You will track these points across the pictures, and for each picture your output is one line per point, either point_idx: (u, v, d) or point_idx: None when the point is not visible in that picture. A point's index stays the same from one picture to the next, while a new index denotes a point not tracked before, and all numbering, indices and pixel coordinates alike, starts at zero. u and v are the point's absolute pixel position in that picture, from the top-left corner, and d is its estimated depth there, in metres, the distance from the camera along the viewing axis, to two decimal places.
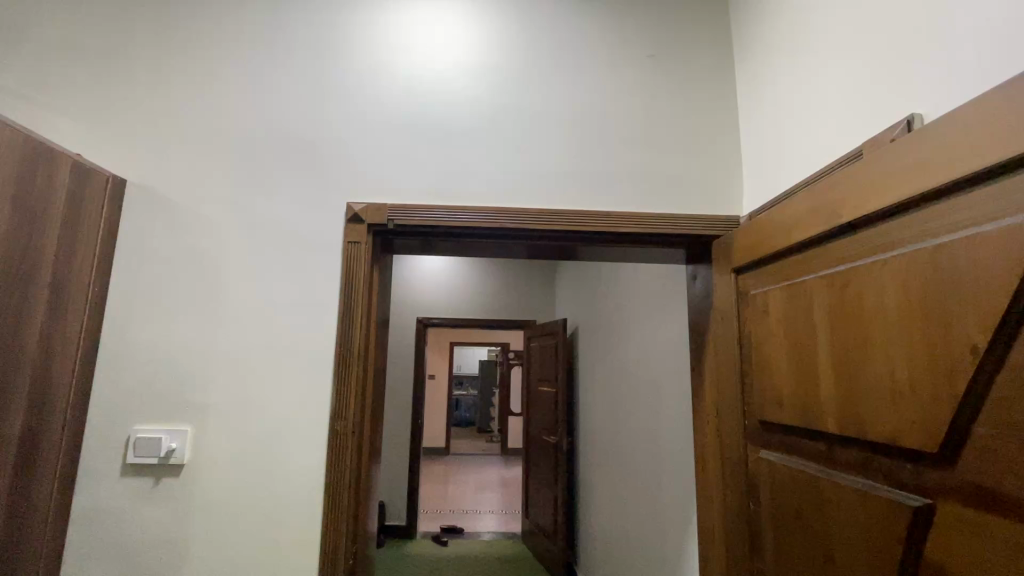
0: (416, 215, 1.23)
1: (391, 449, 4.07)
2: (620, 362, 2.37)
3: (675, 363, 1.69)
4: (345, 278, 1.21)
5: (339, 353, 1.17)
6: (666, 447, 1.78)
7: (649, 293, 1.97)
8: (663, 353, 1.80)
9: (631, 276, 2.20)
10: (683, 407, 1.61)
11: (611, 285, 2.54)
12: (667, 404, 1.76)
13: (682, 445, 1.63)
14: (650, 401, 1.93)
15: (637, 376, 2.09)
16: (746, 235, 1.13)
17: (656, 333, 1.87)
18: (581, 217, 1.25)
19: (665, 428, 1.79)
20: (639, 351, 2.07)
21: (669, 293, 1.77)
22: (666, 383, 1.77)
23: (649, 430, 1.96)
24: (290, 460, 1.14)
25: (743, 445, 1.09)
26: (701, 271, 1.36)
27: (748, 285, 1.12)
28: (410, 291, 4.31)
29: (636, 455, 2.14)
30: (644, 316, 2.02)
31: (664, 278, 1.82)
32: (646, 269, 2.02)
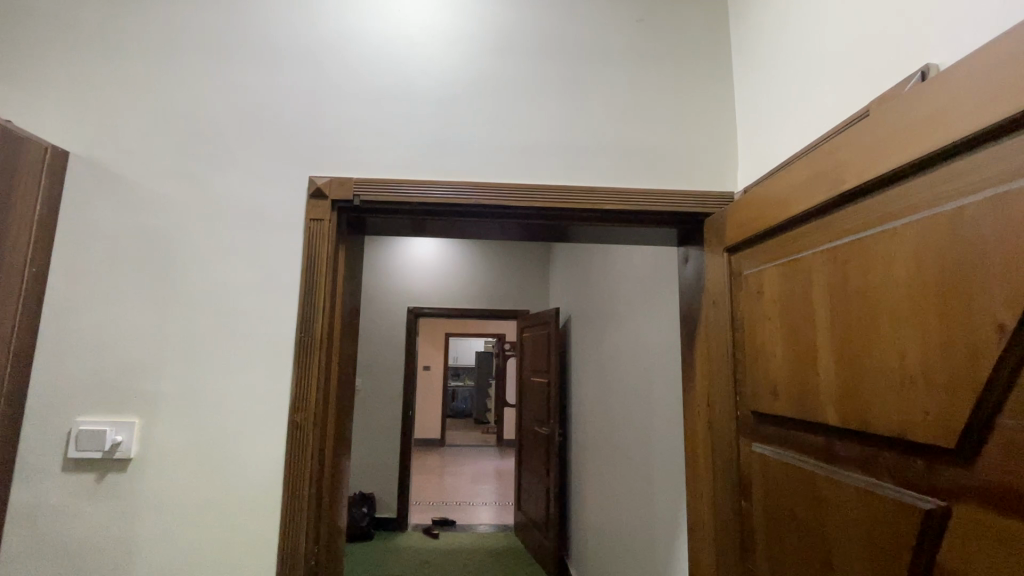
0: (384, 190, 1.14)
1: (381, 440, 4.00)
2: (613, 351, 2.29)
3: (667, 350, 1.60)
4: (306, 259, 1.11)
5: (299, 339, 1.08)
6: (658, 439, 1.70)
7: (643, 277, 1.88)
8: (656, 341, 1.72)
9: (625, 261, 2.11)
10: (676, 397, 1.53)
11: (605, 271, 2.45)
12: (659, 395, 1.68)
13: (674, 437, 1.55)
14: (643, 390, 1.85)
15: (630, 364, 2.01)
16: (741, 210, 1.04)
17: (649, 318, 1.79)
18: (563, 194, 1.16)
19: (656, 420, 1.71)
20: (632, 338, 1.98)
21: (662, 280, 1.68)
22: (658, 373, 1.69)
23: (641, 421, 1.88)
24: (247, 455, 1.06)
25: (736, 437, 1.01)
26: (693, 252, 1.27)
27: (742, 265, 1.03)
28: (402, 279, 4.20)
29: (627, 446, 2.06)
30: (638, 301, 1.94)
31: (657, 261, 1.73)
32: (639, 252, 1.93)
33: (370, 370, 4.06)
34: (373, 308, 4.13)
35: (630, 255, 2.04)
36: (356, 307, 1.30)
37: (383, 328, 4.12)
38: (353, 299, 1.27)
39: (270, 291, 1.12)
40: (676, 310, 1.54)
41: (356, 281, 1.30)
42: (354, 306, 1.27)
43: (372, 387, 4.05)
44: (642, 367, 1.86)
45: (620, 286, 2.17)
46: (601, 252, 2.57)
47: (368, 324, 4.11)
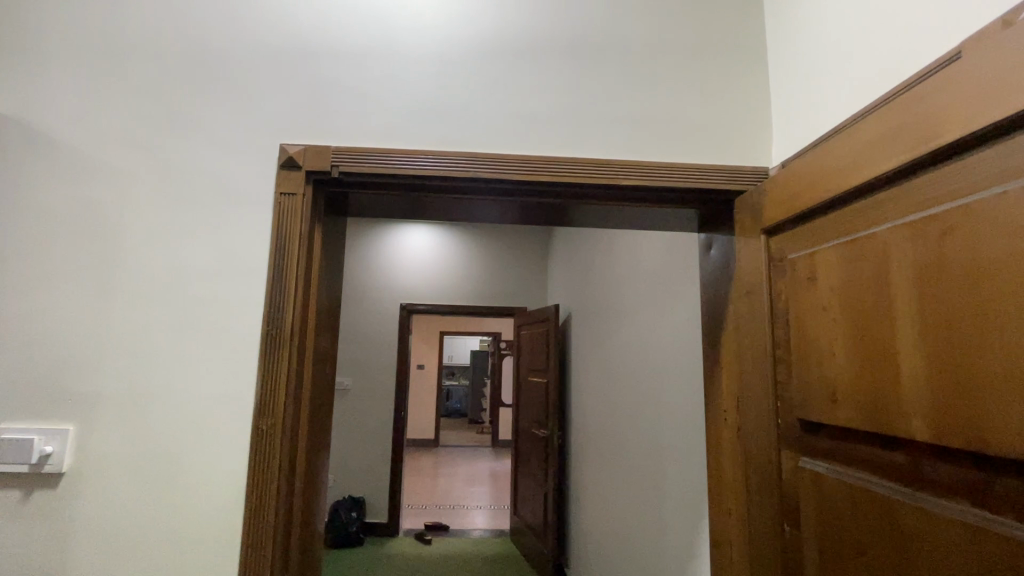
0: (366, 160, 0.98)
1: (371, 442, 3.84)
2: (618, 347, 2.14)
3: (684, 346, 1.46)
4: (275, 240, 0.96)
5: (266, 333, 0.93)
6: (670, 445, 1.55)
7: (654, 267, 1.73)
8: (669, 336, 1.57)
9: (633, 251, 1.95)
10: (694, 398, 1.38)
11: (610, 263, 2.30)
12: (672, 398, 1.54)
13: (692, 444, 1.40)
14: (653, 390, 1.70)
15: (638, 360, 1.86)
16: (783, 185, 0.89)
17: (662, 311, 1.64)
18: (574, 167, 1.01)
19: (669, 423, 1.56)
20: (641, 333, 1.83)
21: (677, 271, 1.53)
22: (672, 372, 1.54)
23: (651, 424, 1.73)
24: (201, 468, 0.90)
25: (777, 450, 0.87)
26: (718, 237, 1.12)
27: (785, 248, 0.88)
28: (394, 275, 4.03)
29: (633, 451, 1.92)
30: (647, 292, 1.79)
31: (670, 248, 1.59)
32: (648, 240, 1.78)
33: (360, 369, 3.90)
34: (364, 305, 3.96)
35: (638, 242, 1.89)
36: (335, 297, 1.14)
37: (375, 326, 3.95)
38: (332, 288, 1.12)
39: (233, 276, 0.96)
40: (695, 301, 1.38)
41: (335, 268, 1.14)
42: (333, 296, 1.12)
43: (362, 386, 3.88)
44: (652, 366, 1.72)
45: (628, 279, 2.02)
46: (605, 243, 2.41)
47: (359, 321, 3.94)
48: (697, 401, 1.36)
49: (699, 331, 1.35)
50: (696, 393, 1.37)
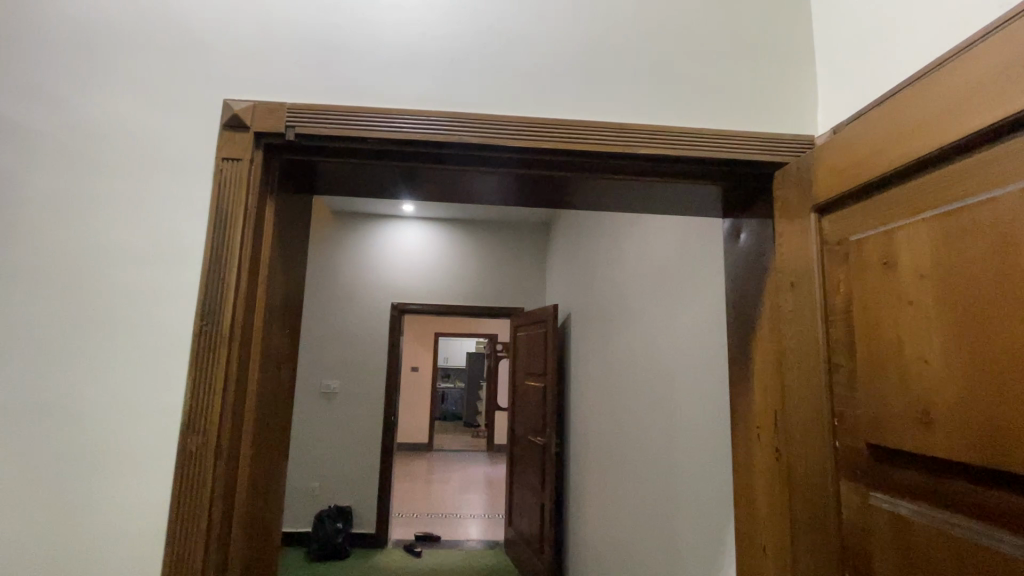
0: (330, 120, 0.80)
1: (360, 448, 3.65)
2: (624, 349, 1.96)
3: (703, 343, 1.28)
4: (213, 216, 0.78)
5: (199, 329, 0.75)
6: (685, 457, 1.38)
7: (666, 256, 1.55)
8: (684, 333, 1.40)
9: (643, 240, 1.78)
10: (717, 404, 1.21)
11: (616, 257, 2.12)
12: (688, 405, 1.36)
13: (712, 456, 1.22)
14: (664, 394, 1.53)
15: (647, 360, 1.69)
16: (842, 151, 0.72)
17: (676, 305, 1.46)
18: (581, 132, 0.83)
19: (683, 432, 1.39)
20: (651, 330, 1.65)
21: (694, 263, 1.35)
22: (687, 376, 1.37)
23: (661, 432, 1.55)
24: (116, 495, 0.73)
25: (835, 480, 0.69)
26: (751, 220, 0.95)
27: (845, 229, 0.71)
28: (386, 273, 3.84)
29: (640, 464, 1.75)
30: (659, 283, 1.61)
31: (686, 234, 1.41)
32: (661, 227, 1.61)
33: (348, 370, 3.71)
34: (352, 303, 3.77)
35: (649, 230, 1.71)
36: (295, 288, 0.97)
37: (363, 325, 3.77)
38: (291, 276, 0.94)
39: (159, 259, 0.78)
40: (718, 293, 1.21)
41: (297, 254, 0.97)
42: (292, 286, 0.94)
43: (350, 389, 3.70)
44: (662, 371, 1.55)
45: (635, 271, 1.84)
46: (610, 237, 2.24)
47: (348, 320, 3.75)
48: (720, 408, 1.18)
49: (723, 326, 1.18)
50: (720, 398, 1.19)
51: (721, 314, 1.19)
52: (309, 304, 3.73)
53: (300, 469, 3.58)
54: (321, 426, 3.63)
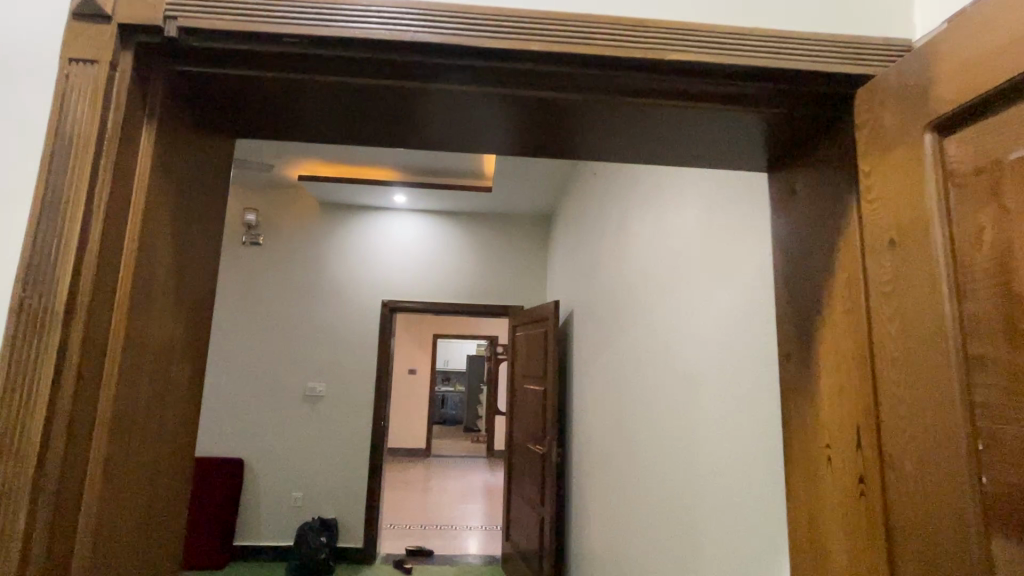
0: (228, 11, 0.57)
1: (347, 456, 3.40)
2: (634, 346, 1.71)
3: (740, 333, 1.02)
4: (53, 140, 0.54)
5: (19, 302, 0.50)
6: (713, 475, 1.12)
7: (687, 230, 1.29)
8: (712, 322, 1.14)
9: (658, 214, 1.51)
10: (760, 409, 0.94)
11: (625, 241, 1.86)
12: (717, 410, 1.10)
13: (752, 476, 0.97)
14: (685, 397, 1.27)
15: (663, 355, 1.43)
16: (976, 30, 0.47)
17: (700, 287, 1.20)
18: (585, 31, 0.59)
19: (711, 443, 1.13)
20: (666, 323, 1.41)
21: (725, 235, 1.09)
22: (717, 376, 1.11)
23: (682, 443, 1.30)
24: None
25: (981, 535, 0.44)
26: (814, 167, 0.71)
27: (990, 148, 0.46)
28: (376, 269, 3.61)
29: (653, 479, 1.50)
30: (678, 264, 1.35)
31: (713, 200, 1.15)
32: (680, 198, 1.34)
33: (335, 372, 3.47)
34: (341, 301, 3.54)
35: (666, 202, 1.45)
36: (202, 256, 0.73)
37: (353, 325, 3.53)
38: (192, 239, 0.69)
39: None
40: (759, 269, 0.96)
41: (204, 211, 0.73)
42: (195, 253, 0.70)
43: (337, 392, 3.46)
44: (680, 371, 1.31)
45: (650, 252, 1.58)
46: (617, 220, 1.98)
47: (335, 319, 3.52)
48: (766, 416, 0.92)
49: (771, 309, 0.91)
50: (766, 402, 0.93)
51: (767, 293, 0.93)
52: (296, 301, 3.50)
53: (282, 477, 3.34)
54: (305, 431, 3.39)
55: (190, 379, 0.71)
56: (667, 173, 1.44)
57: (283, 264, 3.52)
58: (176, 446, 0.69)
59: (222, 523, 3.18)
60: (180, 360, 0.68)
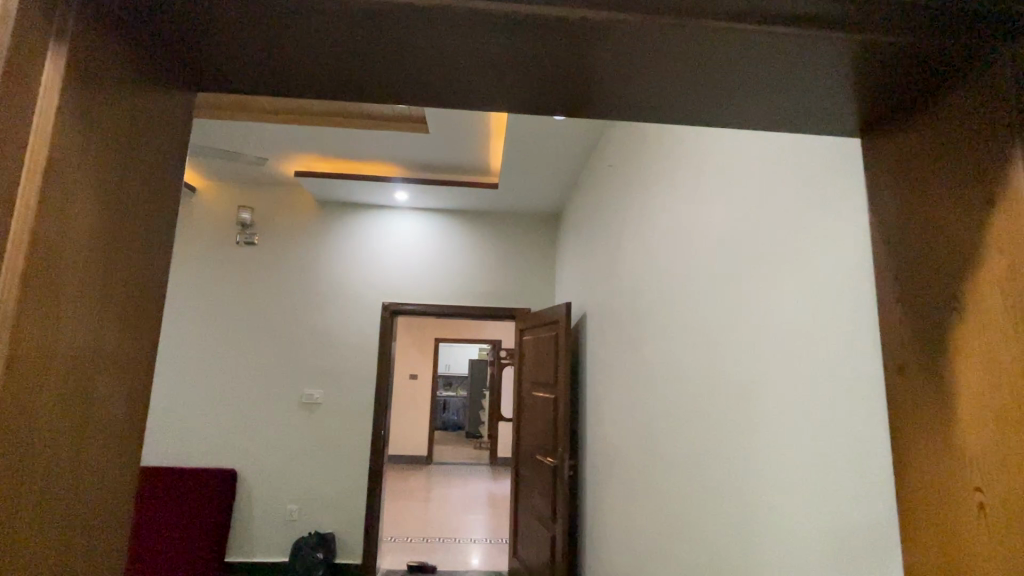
0: None
1: (345, 466, 3.22)
2: (666, 348, 1.54)
3: (819, 331, 0.84)
4: None
5: None
6: (778, 503, 0.95)
7: (739, 213, 1.12)
8: (776, 319, 0.97)
9: (698, 199, 1.34)
10: (849, 425, 0.77)
11: (653, 231, 1.69)
12: (784, 424, 0.93)
13: (838, 508, 0.79)
14: (736, 408, 1.11)
15: (706, 358, 1.26)
16: None
17: (760, 279, 1.03)
18: None
19: (774, 465, 0.96)
20: (707, 325, 1.26)
21: (796, 215, 0.92)
22: (784, 383, 0.94)
23: (732, 462, 1.13)
24: None
25: None
26: (941, 124, 0.55)
27: None
28: (377, 269, 3.44)
29: (689, 500, 1.34)
30: (723, 258, 1.19)
31: (779, 174, 0.98)
32: (730, 177, 1.17)
33: (332, 377, 3.30)
34: (340, 302, 3.38)
35: (709, 183, 1.28)
36: (152, 228, 0.57)
37: (352, 328, 3.37)
38: (136, 204, 0.54)
39: None
40: (837, 258, 0.81)
41: (154, 170, 0.57)
42: (141, 223, 0.55)
43: (335, 399, 3.28)
44: (726, 378, 1.16)
45: (686, 240, 1.41)
46: (643, 210, 1.81)
47: (334, 322, 3.35)
48: (858, 434, 0.75)
49: (868, 300, 0.74)
50: (852, 420, 0.77)
51: (862, 281, 0.75)
52: (292, 303, 3.34)
53: (276, 488, 3.16)
54: (301, 440, 3.22)
55: (133, 387, 0.55)
56: (710, 151, 1.27)
57: (279, 264, 3.36)
58: (117, 471, 0.54)
59: (202, 526, 2.98)
60: (118, 361, 0.52)
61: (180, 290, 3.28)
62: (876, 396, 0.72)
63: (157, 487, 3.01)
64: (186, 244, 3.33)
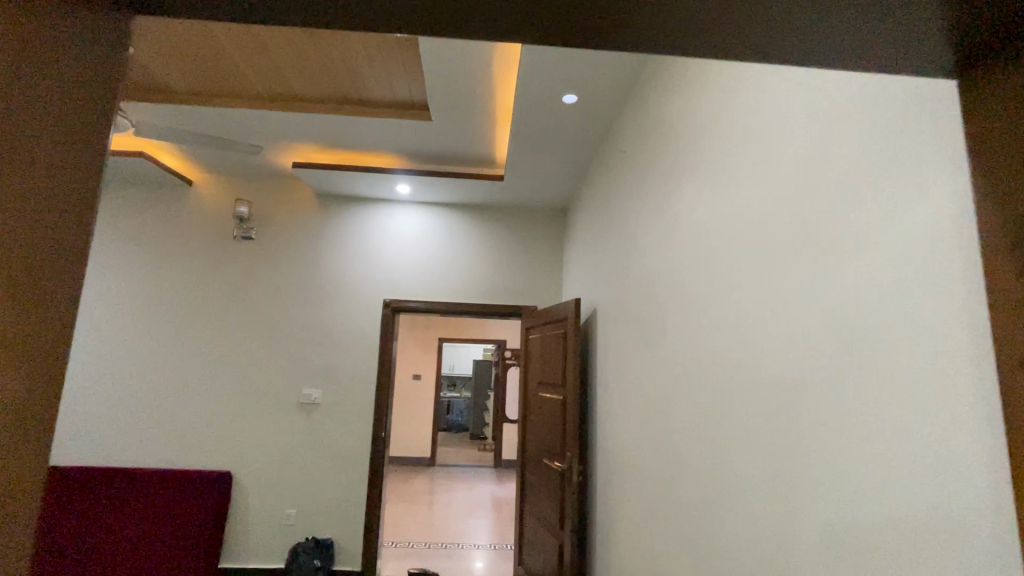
0: None
1: (345, 468, 3.10)
2: (696, 338, 1.41)
3: (907, 308, 0.72)
4: None
5: None
6: (845, 514, 0.82)
7: (794, 177, 0.99)
8: (846, 295, 0.84)
9: (737, 168, 1.21)
10: (948, 430, 0.65)
11: (679, 212, 1.56)
12: (856, 419, 0.80)
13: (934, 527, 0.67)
14: (788, 402, 0.98)
15: (747, 346, 1.13)
16: None
17: (824, 250, 0.90)
18: None
19: (840, 469, 0.83)
20: (746, 318, 1.15)
21: (875, 173, 0.79)
22: (856, 371, 0.81)
23: (779, 466, 1.00)
24: None
25: None
26: None
27: None
28: (379, 265, 3.32)
29: (724, 511, 1.21)
30: (767, 242, 1.08)
31: (851, 127, 0.85)
32: (779, 139, 1.04)
33: (332, 377, 3.18)
34: (340, 299, 3.26)
35: (752, 150, 1.15)
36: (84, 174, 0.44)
37: (352, 326, 3.25)
38: (75, 168, 0.42)
39: None
40: (926, 232, 0.70)
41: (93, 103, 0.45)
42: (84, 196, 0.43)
43: (334, 399, 3.17)
44: (771, 376, 1.04)
45: (722, 216, 1.28)
46: (664, 195, 1.68)
47: (335, 319, 3.24)
48: (973, 436, 0.62)
49: (982, 267, 0.61)
50: (952, 422, 0.65)
51: (962, 256, 0.64)
52: (291, 300, 3.23)
53: (272, 492, 3.05)
54: (299, 443, 3.10)
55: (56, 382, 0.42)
56: (754, 114, 1.14)
57: (277, 260, 3.26)
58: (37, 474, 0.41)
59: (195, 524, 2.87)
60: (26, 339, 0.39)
61: (175, 286, 3.18)
62: (985, 392, 0.61)
63: (144, 488, 2.89)
64: (180, 238, 3.22)
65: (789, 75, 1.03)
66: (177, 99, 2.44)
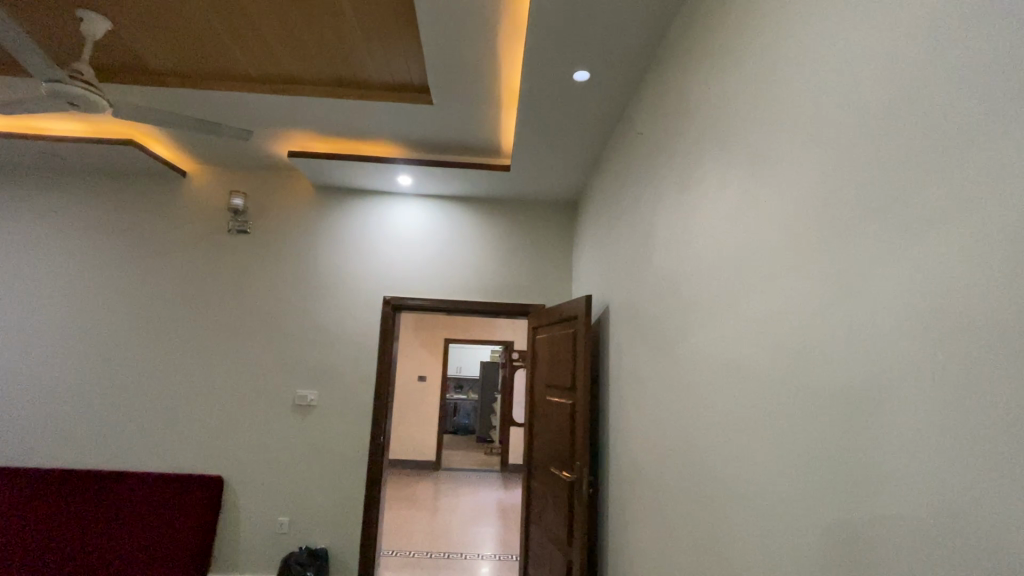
0: None
1: (342, 473, 2.94)
2: (724, 336, 1.23)
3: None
4: None
5: None
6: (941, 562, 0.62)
7: (873, 130, 0.79)
8: (950, 272, 0.64)
9: (790, 129, 1.01)
10: None
11: (708, 191, 1.36)
12: (963, 436, 0.61)
13: None
14: (853, 411, 0.79)
15: (801, 340, 0.93)
16: None
17: (909, 220, 0.71)
18: None
19: (940, 504, 0.63)
20: (789, 309, 0.97)
21: (1008, 107, 0.59)
22: (971, 372, 0.61)
23: (843, 491, 0.80)
24: None
25: None
26: None
27: None
28: (379, 261, 3.17)
29: (760, 539, 1.03)
30: (820, 220, 0.90)
31: (957, 60, 0.65)
32: (853, 85, 0.84)
33: (330, 377, 3.03)
34: (339, 296, 3.11)
35: (810, 103, 0.95)
36: None
37: (351, 324, 3.10)
38: None
39: None
40: None
41: None
42: None
43: (331, 400, 3.02)
44: (824, 381, 0.86)
45: (767, 187, 1.08)
46: (688, 177, 1.50)
47: (333, 317, 3.09)
48: None
49: None
50: None
51: None
52: (287, 296, 3.09)
53: (265, 498, 2.90)
54: (293, 445, 2.95)
55: None
56: (817, 61, 0.94)
57: (273, 255, 3.12)
58: None
59: (180, 531, 2.72)
60: None
61: (167, 281, 3.05)
62: None
63: (130, 494, 2.76)
64: (175, 231, 3.10)
65: (865, 9, 0.83)
66: (167, 82, 2.31)
